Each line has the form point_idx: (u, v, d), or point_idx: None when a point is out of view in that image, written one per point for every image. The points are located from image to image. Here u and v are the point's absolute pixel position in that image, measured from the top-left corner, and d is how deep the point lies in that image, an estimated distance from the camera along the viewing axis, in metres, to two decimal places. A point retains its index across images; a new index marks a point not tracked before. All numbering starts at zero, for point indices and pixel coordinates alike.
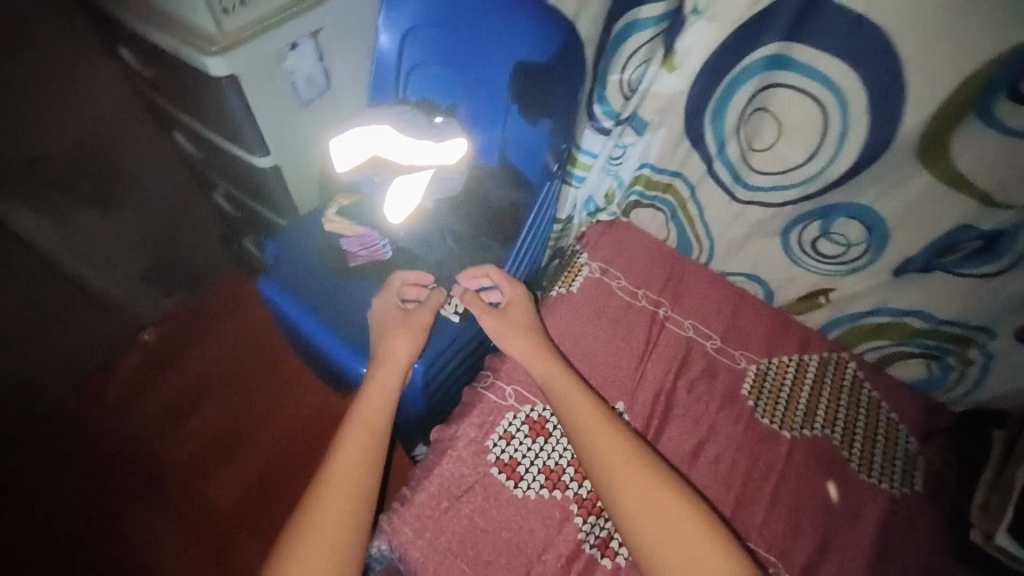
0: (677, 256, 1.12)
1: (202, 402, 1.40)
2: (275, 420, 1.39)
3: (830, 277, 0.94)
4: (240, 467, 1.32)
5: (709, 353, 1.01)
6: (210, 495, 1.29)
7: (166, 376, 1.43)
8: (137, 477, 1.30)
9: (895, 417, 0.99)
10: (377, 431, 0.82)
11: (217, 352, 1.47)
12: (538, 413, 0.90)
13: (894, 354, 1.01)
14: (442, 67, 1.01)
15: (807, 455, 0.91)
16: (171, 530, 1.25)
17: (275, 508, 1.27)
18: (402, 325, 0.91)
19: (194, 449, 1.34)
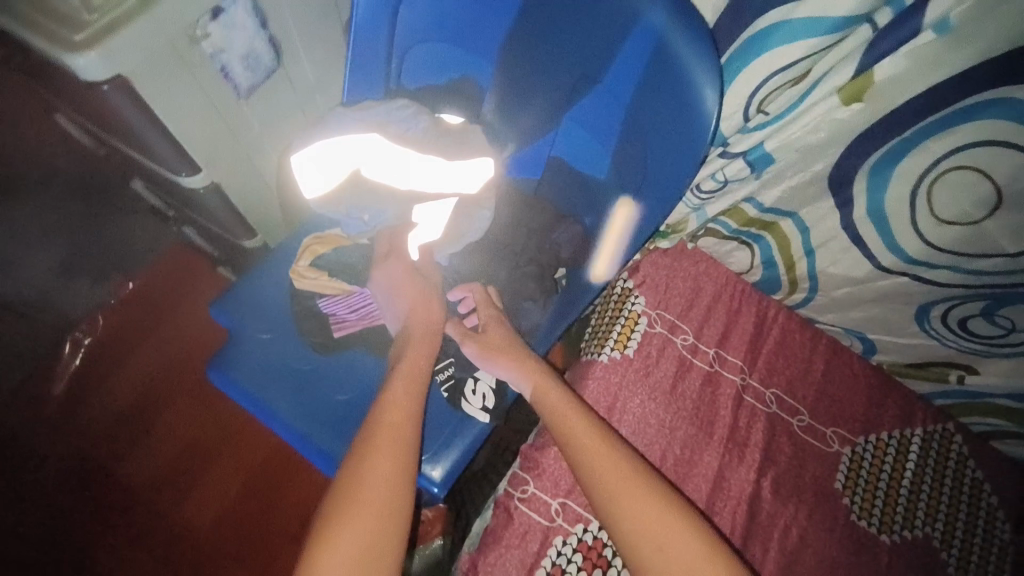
0: (757, 298, 0.88)
1: (162, 412, 1.12)
2: (250, 433, 1.12)
3: (972, 355, 0.73)
4: (217, 483, 1.08)
5: (796, 435, 0.81)
6: (185, 517, 1.05)
7: (112, 379, 1.14)
8: (91, 505, 1.05)
9: (995, 500, 0.83)
10: (383, 543, 0.54)
11: (164, 352, 1.16)
12: (593, 535, 0.71)
13: (1007, 431, 0.82)
14: (452, 48, 0.67)
15: (908, 566, 0.76)
16: (142, 557, 1.02)
17: (262, 529, 1.05)
18: (423, 297, 0.65)
19: (159, 466, 1.08)
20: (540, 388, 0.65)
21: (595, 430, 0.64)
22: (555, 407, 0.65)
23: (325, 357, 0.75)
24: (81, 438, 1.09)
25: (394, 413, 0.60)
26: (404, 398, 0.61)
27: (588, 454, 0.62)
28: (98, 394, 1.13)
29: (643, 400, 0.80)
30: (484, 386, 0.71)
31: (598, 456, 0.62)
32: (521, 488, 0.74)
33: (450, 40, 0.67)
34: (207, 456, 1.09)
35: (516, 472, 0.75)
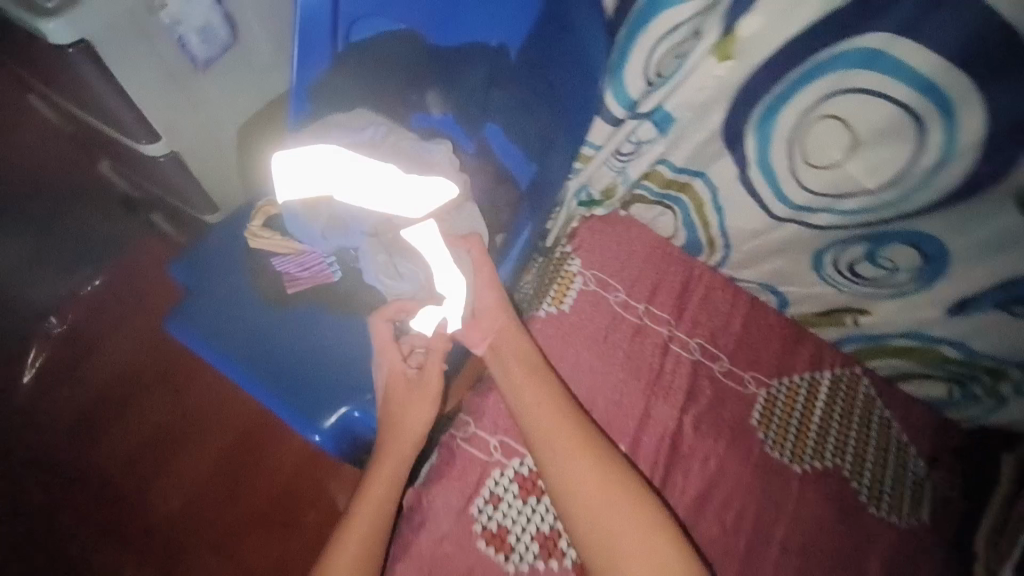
0: (683, 258, 0.96)
1: (132, 395, 1.14)
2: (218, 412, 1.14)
3: (865, 299, 0.82)
4: (186, 468, 1.10)
5: (717, 378, 0.89)
6: (153, 498, 1.08)
7: (85, 362, 1.17)
8: (60, 483, 1.08)
9: (906, 438, 0.90)
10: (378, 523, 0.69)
11: (139, 334, 1.19)
12: (528, 467, 0.77)
13: (912, 374, 0.89)
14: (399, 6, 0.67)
15: (819, 492, 0.83)
16: (112, 539, 1.05)
17: (228, 504, 1.08)
18: (412, 402, 0.72)
19: (128, 450, 1.11)
20: (500, 344, 0.76)
21: (556, 400, 0.73)
22: (522, 377, 0.74)
23: (278, 312, 0.80)
24: (49, 418, 1.12)
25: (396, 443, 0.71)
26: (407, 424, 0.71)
27: (545, 419, 0.71)
28: (63, 374, 1.16)
29: (578, 349, 0.87)
30: None
31: (553, 423, 0.71)
32: (463, 428, 0.80)
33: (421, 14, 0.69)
34: (172, 438, 1.12)
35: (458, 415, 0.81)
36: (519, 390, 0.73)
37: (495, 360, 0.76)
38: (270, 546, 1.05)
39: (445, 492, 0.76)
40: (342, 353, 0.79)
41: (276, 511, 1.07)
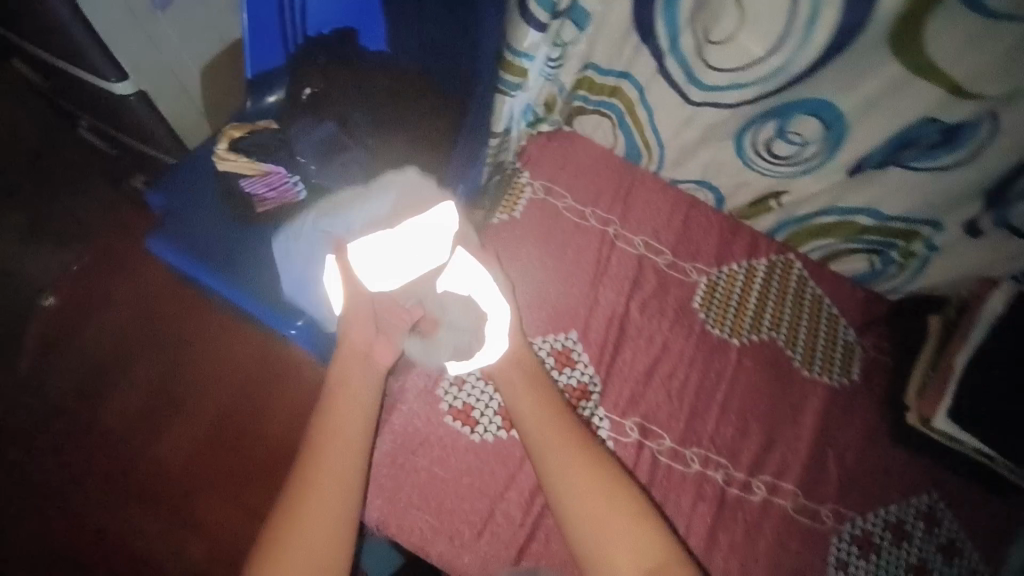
0: (624, 166, 1.03)
1: (128, 351, 1.19)
2: (213, 359, 1.21)
3: (784, 179, 0.89)
4: (188, 413, 1.17)
5: (660, 269, 0.96)
6: (158, 444, 1.15)
7: (82, 324, 1.21)
8: (66, 434, 1.14)
9: (836, 310, 0.97)
10: (346, 484, 0.67)
11: (131, 293, 1.23)
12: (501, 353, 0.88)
13: (839, 251, 0.96)
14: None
15: (756, 360, 0.91)
16: (121, 484, 1.12)
17: (229, 443, 1.16)
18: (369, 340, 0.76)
19: (129, 400, 1.17)
20: (507, 371, 0.79)
21: (565, 422, 0.75)
22: (532, 398, 0.76)
23: (251, 228, 0.86)
24: (57, 376, 1.17)
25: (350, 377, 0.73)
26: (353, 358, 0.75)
27: (556, 440, 0.73)
28: (61, 331, 1.21)
29: (528, 252, 0.94)
30: None
31: (560, 445, 0.72)
32: None
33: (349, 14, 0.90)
34: (177, 391, 1.18)
35: None
36: (529, 411, 0.75)
37: (503, 385, 0.79)
38: (272, 490, 1.13)
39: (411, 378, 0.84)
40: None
41: (274, 450, 1.16)
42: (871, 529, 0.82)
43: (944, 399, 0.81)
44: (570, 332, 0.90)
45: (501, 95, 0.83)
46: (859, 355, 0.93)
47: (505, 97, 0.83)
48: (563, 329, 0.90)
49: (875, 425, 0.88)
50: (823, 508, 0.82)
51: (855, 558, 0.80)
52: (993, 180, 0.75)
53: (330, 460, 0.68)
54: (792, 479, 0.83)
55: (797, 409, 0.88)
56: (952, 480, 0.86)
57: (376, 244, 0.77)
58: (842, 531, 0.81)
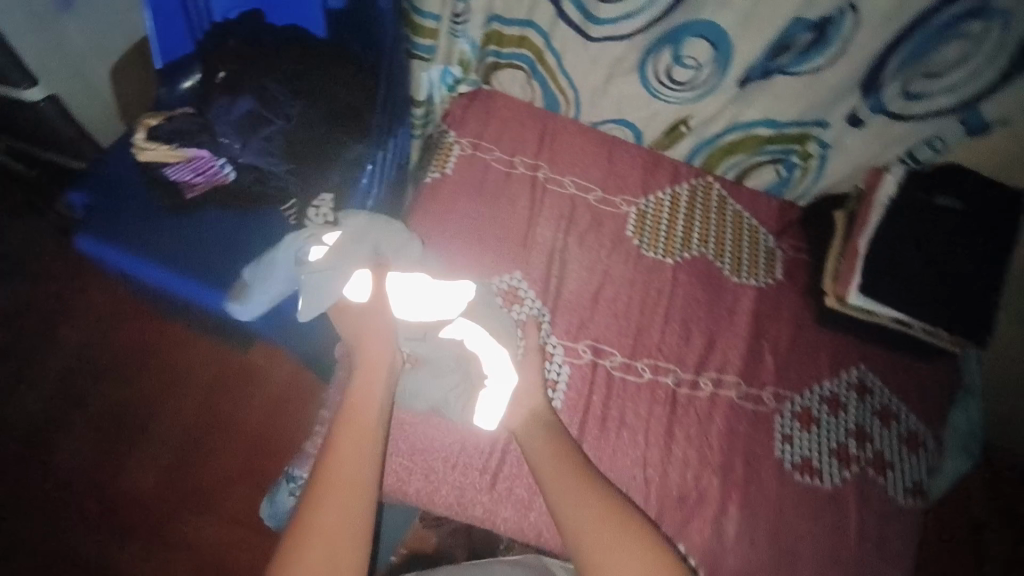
0: (544, 115, 1.07)
1: (90, 380, 1.16)
2: (179, 374, 1.18)
3: (688, 103, 0.97)
4: (161, 433, 1.14)
5: (592, 205, 1.02)
6: (132, 470, 1.11)
7: (33, 359, 1.17)
8: (32, 475, 1.09)
9: (755, 221, 1.04)
10: (369, 451, 0.60)
11: (83, 320, 1.20)
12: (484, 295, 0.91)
13: (749, 166, 1.04)
14: None
15: (690, 274, 0.98)
16: (99, 517, 1.07)
17: (208, 457, 1.13)
18: (384, 338, 0.71)
19: (97, 429, 1.13)
20: (529, 434, 0.71)
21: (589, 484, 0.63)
22: (552, 461, 0.66)
23: (189, 216, 0.84)
24: (17, 408, 1.13)
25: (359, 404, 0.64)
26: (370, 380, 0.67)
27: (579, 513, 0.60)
28: (9, 363, 1.16)
29: (465, 205, 0.98)
30: (326, 207, 0.87)
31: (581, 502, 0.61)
32: None
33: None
34: (147, 409, 1.15)
35: None
36: (550, 480, 0.65)
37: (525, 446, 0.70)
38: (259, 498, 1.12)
39: None
40: (269, 247, 0.85)
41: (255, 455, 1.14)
42: (810, 404, 0.90)
43: (856, 279, 0.89)
44: (514, 273, 0.94)
45: (415, 58, 0.94)
46: (780, 257, 1.01)
47: (419, 60, 0.94)
48: (507, 270, 0.94)
49: (800, 314, 0.97)
50: (764, 392, 0.90)
51: (799, 431, 0.88)
52: (863, 70, 0.85)
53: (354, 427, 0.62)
54: (734, 372, 0.91)
55: (731, 311, 0.96)
56: (872, 350, 0.95)
57: (410, 279, 0.81)
58: (784, 409, 0.89)
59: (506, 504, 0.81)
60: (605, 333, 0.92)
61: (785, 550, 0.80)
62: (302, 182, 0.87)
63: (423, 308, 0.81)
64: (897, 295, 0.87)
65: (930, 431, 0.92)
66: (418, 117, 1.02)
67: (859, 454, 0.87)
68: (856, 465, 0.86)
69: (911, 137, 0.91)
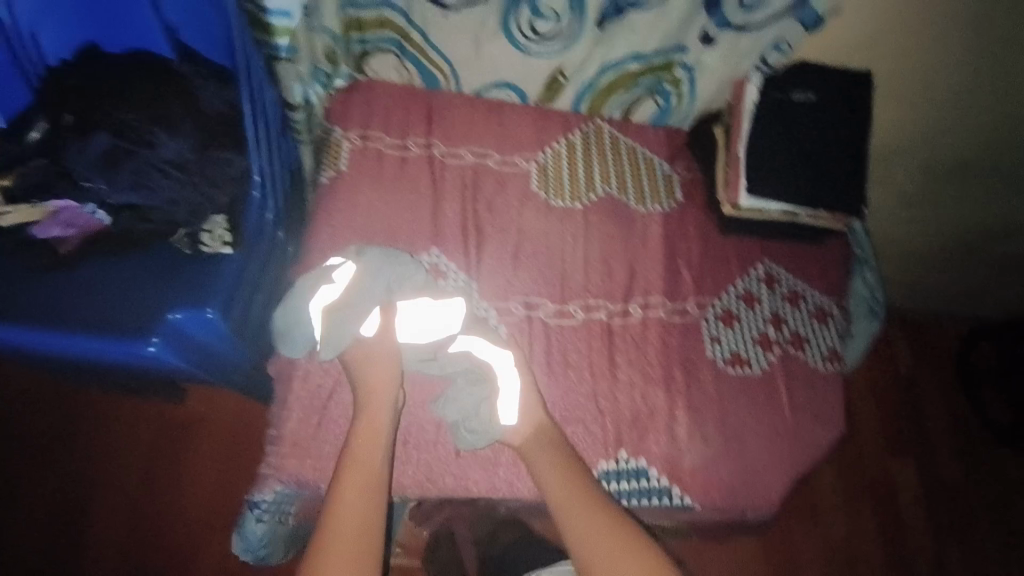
0: (428, 93, 1.07)
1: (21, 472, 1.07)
2: (119, 441, 1.10)
3: (558, 54, 1.00)
4: (113, 507, 1.07)
5: (492, 170, 1.04)
6: (91, 552, 1.04)
7: None
8: None
9: (647, 151, 1.10)
10: (373, 484, 0.70)
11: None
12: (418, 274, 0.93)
13: (630, 103, 1.09)
14: (69, 11, 0.87)
15: (599, 213, 1.03)
16: None
17: (171, 517, 1.07)
18: (386, 369, 0.77)
19: (41, 521, 1.04)
20: (530, 445, 0.78)
21: (580, 486, 0.74)
22: (554, 470, 0.76)
23: (67, 270, 0.79)
24: None
25: (364, 440, 0.73)
26: (375, 415, 0.75)
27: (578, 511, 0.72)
28: None
29: (366, 197, 0.97)
30: (220, 229, 0.83)
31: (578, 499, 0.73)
32: None
33: (81, 31, 0.90)
34: (92, 486, 1.07)
35: None
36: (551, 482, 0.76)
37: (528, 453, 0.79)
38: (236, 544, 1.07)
39: None
40: (178, 284, 0.80)
41: (220, 502, 1.09)
42: (728, 304, 0.98)
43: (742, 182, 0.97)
44: (433, 250, 0.95)
45: (277, 61, 0.91)
46: (676, 180, 1.08)
47: (283, 62, 0.91)
48: (426, 250, 0.95)
49: (704, 226, 1.04)
50: (688, 303, 0.96)
51: (724, 330, 0.95)
52: None
53: (361, 465, 0.71)
54: (657, 291, 0.97)
55: (644, 238, 1.02)
56: (772, 244, 1.04)
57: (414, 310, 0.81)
58: (708, 314, 0.96)
59: (474, 468, 0.83)
60: (532, 287, 0.95)
61: (733, 437, 0.88)
62: (188, 212, 0.83)
63: (428, 332, 0.81)
64: (779, 187, 0.96)
65: (832, 301, 1.03)
66: (300, 121, 1.00)
67: (778, 337, 0.96)
68: (778, 346, 0.95)
69: (757, 47, 0.98)
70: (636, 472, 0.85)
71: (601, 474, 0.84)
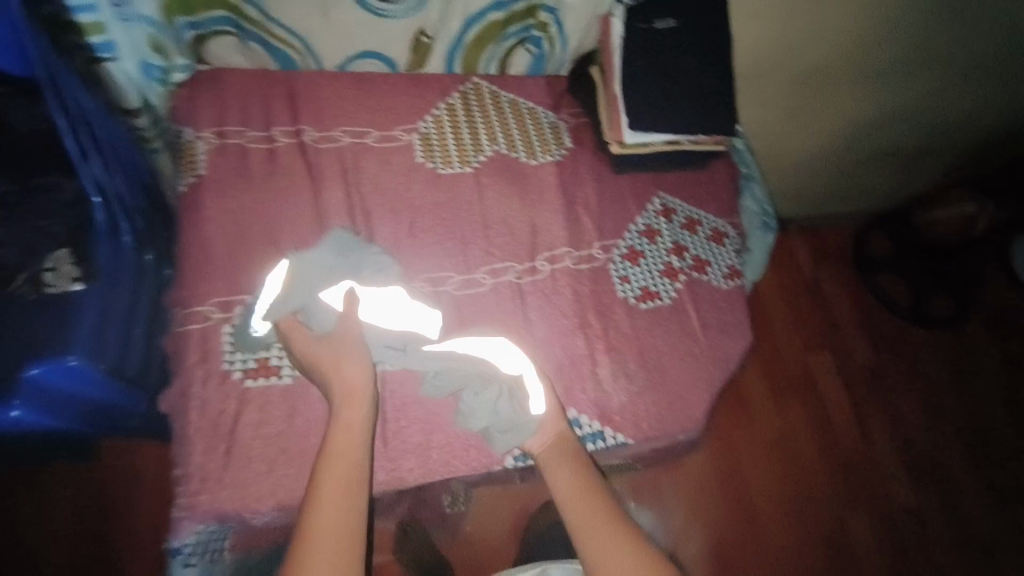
0: (285, 75, 0.98)
1: None
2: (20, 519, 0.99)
3: (415, 12, 0.94)
4: None
5: (372, 148, 0.98)
6: None
7: None
8: None
9: (529, 103, 1.07)
10: (354, 487, 0.64)
11: None
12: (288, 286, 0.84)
13: (504, 53, 1.05)
14: None
15: (491, 174, 1.00)
16: None
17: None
18: (348, 354, 0.72)
19: None
20: (550, 454, 0.78)
21: (594, 494, 0.73)
22: (572, 479, 0.74)
23: None
24: None
25: (343, 433, 0.68)
26: (354, 410, 0.70)
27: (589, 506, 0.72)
28: None
29: (236, 199, 0.88)
30: (65, 265, 0.75)
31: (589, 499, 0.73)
32: (187, 316, 0.81)
33: None
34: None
35: (185, 312, 0.81)
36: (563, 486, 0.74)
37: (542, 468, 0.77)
38: None
39: (190, 378, 0.77)
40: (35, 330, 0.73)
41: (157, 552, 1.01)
42: (632, 243, 0.99)
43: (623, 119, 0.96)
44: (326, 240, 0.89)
45: (100, 64, 0.80)
46: (563, 127, 1.06)
47: (109, 64, 0.80)
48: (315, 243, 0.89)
49: (598, 169, 1.04)
50: (593, 249, 0.97)
51: (631, 269, 0.97)
52: None
53: (337, 465, 0.65)
54: (562, 242, 0.97)
55: (541, 192, 1.00)
56: (662, 176, 1.06)
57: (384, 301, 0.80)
58: (613, 256, 0.97)
59: (407, 456, 0.81)
60: (433, 261, 0.93)
61: (654, 368, 0.91)
62: (21, 252, 0.74)
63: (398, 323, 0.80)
64: (662, 118, 0.95)
65: (727, 221, 1.07)
66: (147, 127, 0.90)
67: (682, 265, 0.99)
68: (683, 274, 0.98)
69: None
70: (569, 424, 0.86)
71: None
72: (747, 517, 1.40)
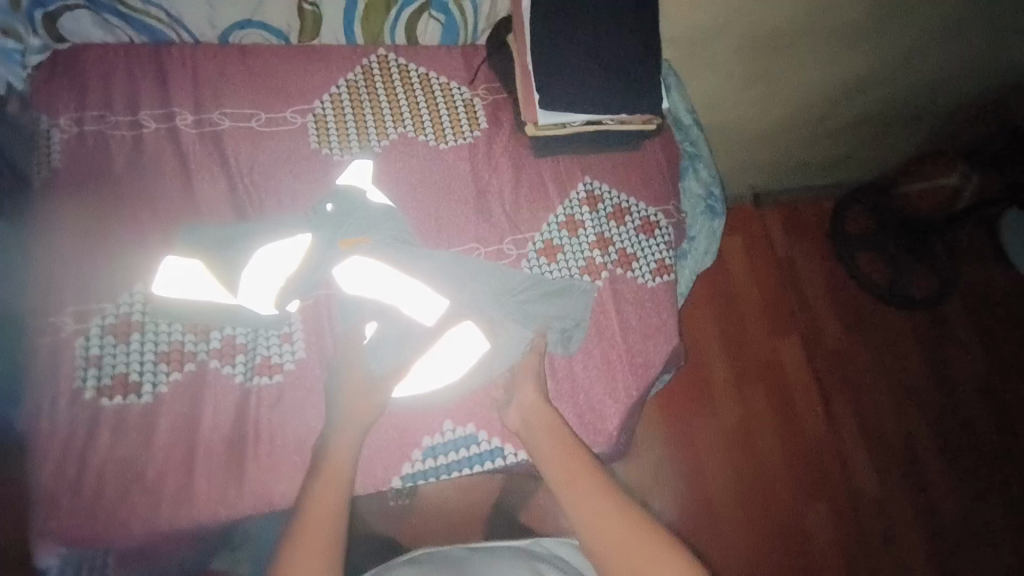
0: (153, 49, 0.88)
1: None
2: None
3: None
4: None
5: (256, 133, 0.87)
6: None
7: None
8: None
9: (443, 78, 0.95)
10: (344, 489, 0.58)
11: None
12: (143, 296, 0.76)
13: (408, 21, 0.93)
14: None
15: (395, 159, 0.90)
16: None
17: None
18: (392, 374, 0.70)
19: None
20: (527, 430, 0.69)
21: (574, 457, 0.63)
22: (554, 447, 0.65)
23: None
24: None
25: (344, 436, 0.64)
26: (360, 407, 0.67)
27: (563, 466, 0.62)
28: None
29: (100, 195, 0.80)
30: None
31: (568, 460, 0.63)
32: (37, 327, 0.73)
33: None
34: None
35: (38, 324, 0.73)
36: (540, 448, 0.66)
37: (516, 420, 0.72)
38: None
39: (38, 396, 0.70)
40: None
41: None
42: (550, 235, 0.90)
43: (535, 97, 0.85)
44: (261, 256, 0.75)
45: None
46: (480, 105, 0.95)
47: None
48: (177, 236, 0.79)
49: (515, 153, 0.93)
50: (504, 245, 0.88)
51: (546, 266, 0.88)
52: None
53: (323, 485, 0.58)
54: (470, 238, 0.88)
55: (450, 181, 0.90)
56: (589, 158, 0.95)
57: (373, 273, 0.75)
58: (528, 252, 0.88)
59: (280, 479, 0.72)
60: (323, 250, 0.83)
61: (565, 377, 0.84)
62: None
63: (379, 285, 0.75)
64: (578, 96, 0.85)
65: (660, 209, 0.96)
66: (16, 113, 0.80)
67: (605, 260, 0.90)
68: (605, 271, 0.89)
69: None
70: (464, 439, 0.80)
71: (427, 450, 0.79)
72: (703, 504, 1.34)
